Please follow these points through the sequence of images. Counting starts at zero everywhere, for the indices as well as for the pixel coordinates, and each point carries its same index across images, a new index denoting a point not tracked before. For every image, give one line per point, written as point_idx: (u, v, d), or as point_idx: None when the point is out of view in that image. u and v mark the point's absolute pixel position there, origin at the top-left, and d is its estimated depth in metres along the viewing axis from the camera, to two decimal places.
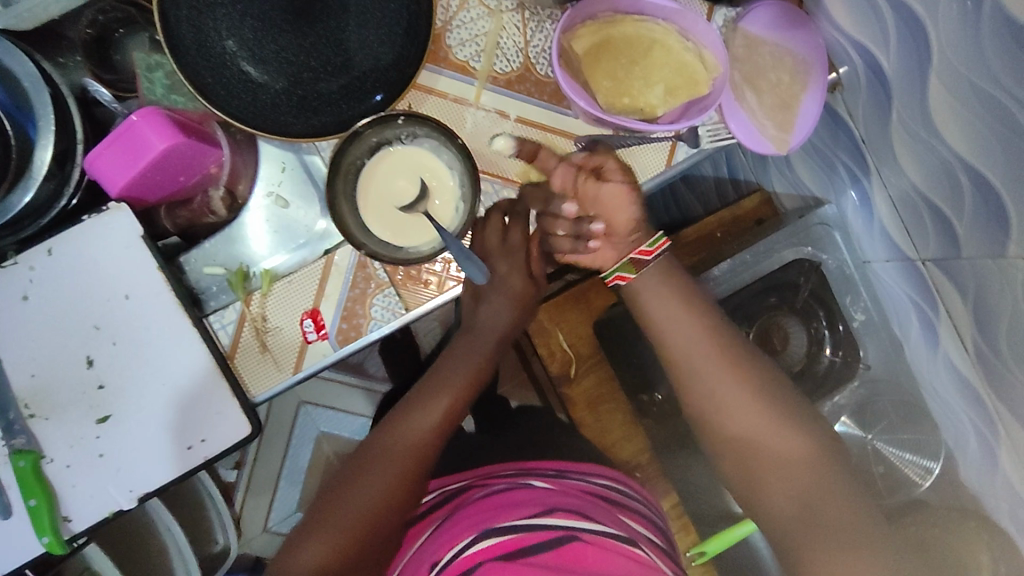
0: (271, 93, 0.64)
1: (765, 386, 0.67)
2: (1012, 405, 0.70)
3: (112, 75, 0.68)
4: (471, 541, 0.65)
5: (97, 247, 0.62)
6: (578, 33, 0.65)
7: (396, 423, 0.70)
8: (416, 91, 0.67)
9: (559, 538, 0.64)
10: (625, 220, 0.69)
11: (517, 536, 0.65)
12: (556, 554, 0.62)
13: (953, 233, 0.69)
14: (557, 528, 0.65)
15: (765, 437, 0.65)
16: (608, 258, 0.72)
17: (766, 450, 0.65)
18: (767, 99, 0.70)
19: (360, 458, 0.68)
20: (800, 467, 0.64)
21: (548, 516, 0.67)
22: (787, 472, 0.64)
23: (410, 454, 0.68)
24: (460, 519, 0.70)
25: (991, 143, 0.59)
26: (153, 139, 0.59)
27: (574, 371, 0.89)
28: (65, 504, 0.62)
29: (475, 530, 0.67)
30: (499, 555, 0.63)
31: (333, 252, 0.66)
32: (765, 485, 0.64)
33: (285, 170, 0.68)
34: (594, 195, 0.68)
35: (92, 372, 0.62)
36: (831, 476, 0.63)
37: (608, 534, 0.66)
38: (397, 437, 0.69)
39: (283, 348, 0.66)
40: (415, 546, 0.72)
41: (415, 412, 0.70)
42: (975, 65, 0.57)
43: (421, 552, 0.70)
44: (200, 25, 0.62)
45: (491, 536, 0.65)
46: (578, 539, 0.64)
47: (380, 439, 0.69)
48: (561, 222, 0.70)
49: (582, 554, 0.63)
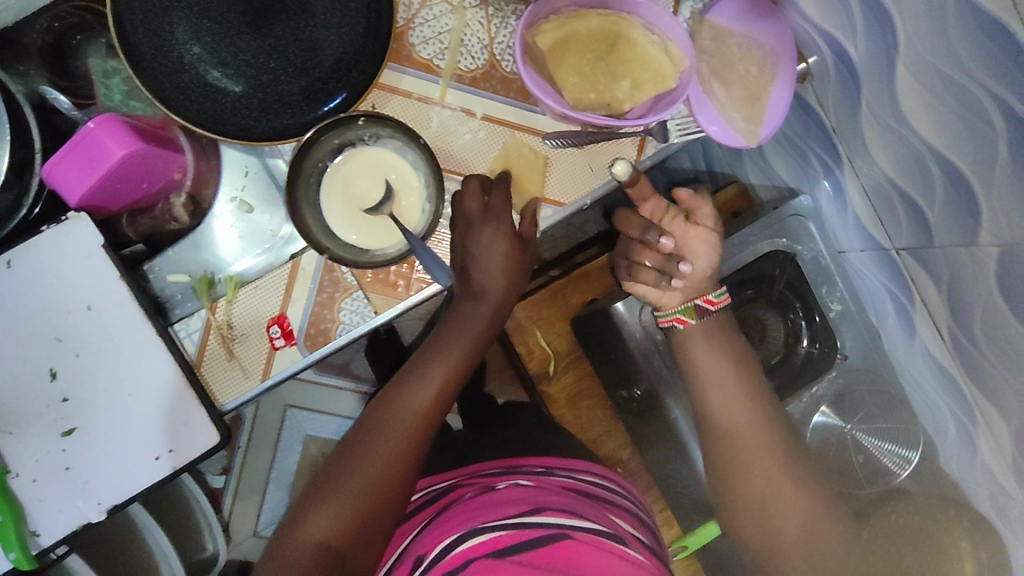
0: (230, 96, 0.63)
1: (738, 364, 0.75)
2: (989, 393, 0.70)
3: (68, 82, 0.67)
4: (457, 540, 0.62)
5: (57, 258, 0.61)
6: (542, 29, 0.64)
7: (394, 394, 0.66)
8: (379, 91, 0.66)
9: (550, 536, 0.60)
10: (706, 265, 0.75)
11: (507, 533, 0.61)
12: (546, 552, 0.59)
13: (926, 221, 0.69)
14: (551, 526, 0.62)
15: (762, 457, 0.71)
16: (674, 299, 0.76)
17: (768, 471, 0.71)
18: (735, 91, 0.69)
19: (358, 434, 0.65)
20: (796, 484, 0.70)
21: (537, 514, 0.63)
22: (786, 490, 0.70)
23: (410, 432, 0.64)
24: (447, 518, 0.67)
25: (960, 131, 0.58)
26: (111, 146, 0.58)
27: (553, 368, 0.93)
28: (34, 519, 0.61)
29: (462, 528, 0.63)
30: (490, 552, 0.59)
31: (299, 256, 0.65)
32: (771, 506, 0.70)
33: (247, 174, 0.67)
34: (683, 233, 0.75)
35: (55, 386, 0.61)
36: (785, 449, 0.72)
37: (599, 532, 0.63)
38: (396, 411, 0.65)
39: (250, 355, 0.65)
40: (402, 545, 0.69)
41: (415, 384, 0.66)
42: (941, 54, 0.56)
43: (411, 547, 0.67)
44: (156, 30, 0.61)
45: (478, 534, 0.61)
46: (570, 536, 0.61)
47: (378, 414, 0.65)
48: (651, 253, 0.76)
49: (573, 553, 0.60)
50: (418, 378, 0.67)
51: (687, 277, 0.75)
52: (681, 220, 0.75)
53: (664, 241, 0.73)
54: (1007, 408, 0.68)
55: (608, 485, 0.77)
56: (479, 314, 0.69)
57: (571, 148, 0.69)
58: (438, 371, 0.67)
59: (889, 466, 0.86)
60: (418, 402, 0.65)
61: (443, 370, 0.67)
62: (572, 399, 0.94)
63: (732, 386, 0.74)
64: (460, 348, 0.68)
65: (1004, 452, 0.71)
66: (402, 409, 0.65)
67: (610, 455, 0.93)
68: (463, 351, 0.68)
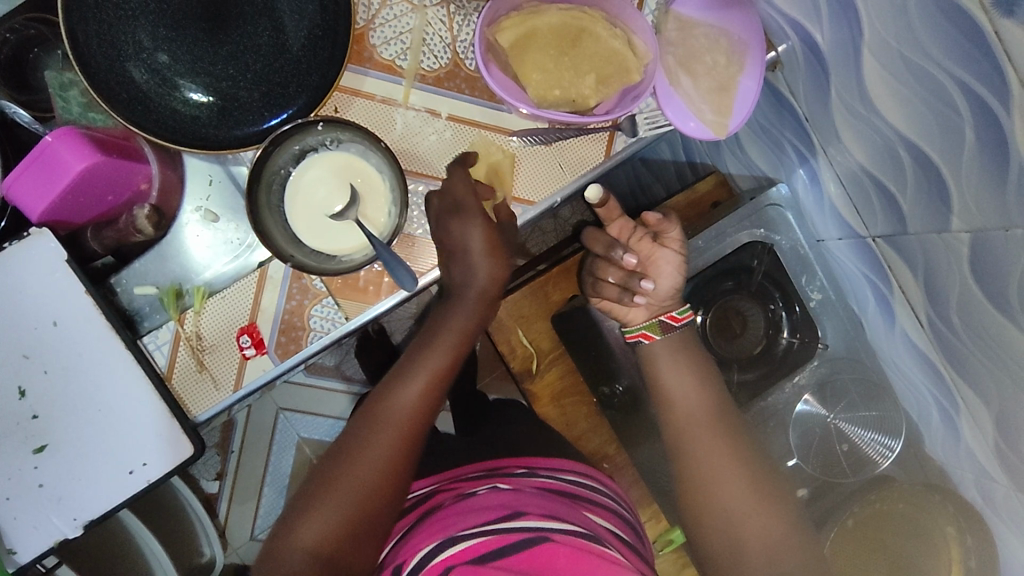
0: (190, 105, 0.62)
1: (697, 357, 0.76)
2: (968, 377, 0.70)
3: (28, 96, 0.66)
4: (437, 548, 0.62)
5: (20, 275, 0.60)
6: (502, 27, 0.63)
7: (383, 396, 0.64)
8: (342, 95, 0.66)
9: (529, 539, 0.60)
10: (671, 285, 0.76)
11: (486, 540, 0.61)
12: (524, 558, 0.59)
13: (900, 209, 0.68)
14: (529, 530, 0.61)
15: (727, 484, 0.69)
16: (639, 316, 0.78)
17: (732, 501, 0.68)
18: (703, 83, 0.68)
19: (348, 435, 0.63)
20: (762, 509, 0.68)
21: (516, 519, 0.63)
22: (754, 518, 0.67)
23: (401, 432, 0.63)
24: (429, 524, 0.67)
25: (929, 119, 0.58)
26: (70, 160, 0.57)
27: (535, 367, 0.92)
28: (9, 536, 0.61)
29: (442, 535, 0.63)
30: (470, 559, 0.59)
31: (266, 264, 0.65)
32: (740, 534, 0.67)
33: (212, 183, 0.67)
34: (650, 255, 0.77)
35: (25, 404, 0.61)
36: (736, 433, 0.72)
37: (579, 534, 0.63)
38: (385, 412, 0.63)
39: (221, 366, 0.64)
40: (384, 553, 0.69)
41: (403, 384, 0.65)
42: (905, 39, 0.55)
43: (393, 554, 0.67)
44: (112, 40, 0.60)
45: (457, 543, 0.61)
46: (548, 539, 0.60)
47: (368, 415, 0.64)
48: (614, 270, 0.77)
49: (552, 556, 0.59)
50: (406, 377, 0.65)
51: (650, 294, 0.76)
52: (647, 241, 0.77)
53: (628, 259, 0.76)
54: (987, 394, 0.68)
55: (592, 484, 0.76)
56: (466, 311, 0.67)
57: (540, 145, 0.68)
58: (425, 370, 0.65)
59: (873, 455, 0.85)
60: (407, 402, 0.64)
61: (430, 370, 0.65)
62: (557, 396, 0.92)
63: (704, 396, 0.74)
64: (446, 347, 0.67)
65: (986, 438, 0.71)
66: (391, 410, 0.63)
67: (596, 452, 0.92)
68: (450, 349, 0.67)
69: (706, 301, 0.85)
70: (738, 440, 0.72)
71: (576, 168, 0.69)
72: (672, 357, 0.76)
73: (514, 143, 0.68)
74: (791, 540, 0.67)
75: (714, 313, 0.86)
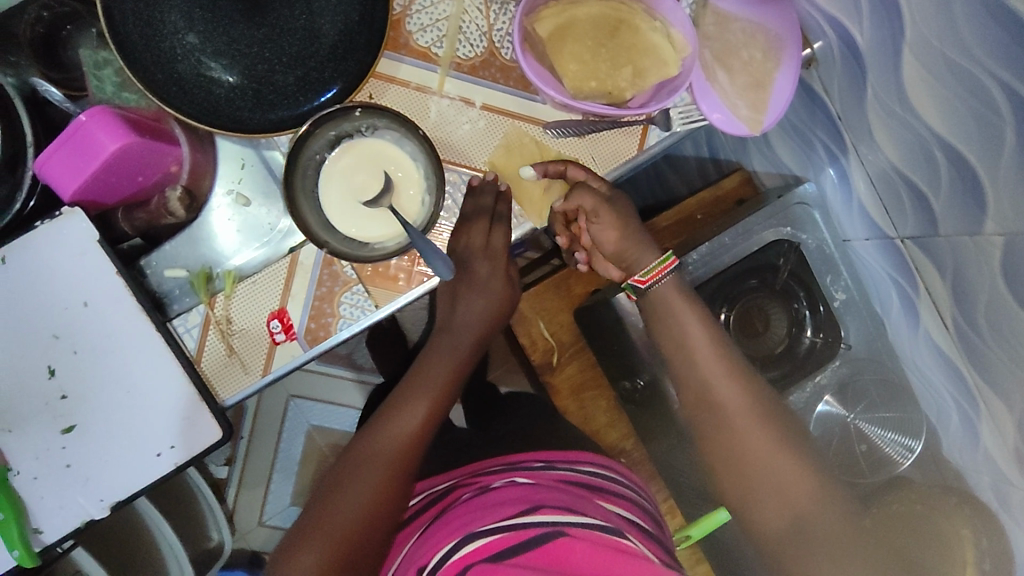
0: (224, 87, 0.61)
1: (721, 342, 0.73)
2: (992, 381, 0.70)
3: (61, 74, 0.65)
4: (456, 545, 0.62)
5: (52, 254, 0.60)
6: (541, 16, 0.63)
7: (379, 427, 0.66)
8: (377, 81, 0.65)
9: (546, 535, 0.60)
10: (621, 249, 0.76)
11: (504, 536, 0.61)
12: (540, 554, 0.59)
13: (930, 210, 0.68)
14: (546, 525, 0.61)
15: (753, 441, 0.68)
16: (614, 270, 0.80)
17: (760, 456, 0.68)
18: (740, 79, 0.68)
19: (348, 462, 0.64)
20: (790, 462, 0.67)
21: (533, 514, 0.63)
22: (783, 469, 0.67)
23: (398, 456, 0.64)
24: (448, 521, 0.67)
25: (967, 120, 0.57)
26: (104, 140, 0.57)
27: (557, 359, 0.91)
28: (35, 516, 0.61)
29: (461, 533, 0.63)
30: (488, 557, 0.59)
31: (297, 250, 0.65)
32: (770, 486, 0.67)
33: (244, 167, 0.66)
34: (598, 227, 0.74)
35: (54, 383, 0.61)
36: (756, 415, 0.69)
37: (598, 527, 0.62)
38: (386, 436, 0.65)
39: (250, 351, 0.65)
40: (404, 550, 0.69)
41: (407, 409, 0.67)
42: (950, 40, 0.55)
43: (414, 552, 0.67)
44: (148, 19, 0.59)
45: (475, 539, 0.62)
46: (564, 534, 0.60)
47: (368, 440, 0.65)
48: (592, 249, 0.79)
49: (567, 551, 0.59)
50: (402, 410, 0.67)
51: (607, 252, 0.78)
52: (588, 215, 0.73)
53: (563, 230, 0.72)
54: (1010, 398, 0.68)
55: (611, 475, 0.76)
56: (460, 341, 0.72)
57: (573, 137, 0.68)
58: (424, 397, 0.68)
59: (891, 455, 0.84)
60: (407, 426, 0.66)
61: (429, 397, 0.68)
62: (575, 390, 0.92)
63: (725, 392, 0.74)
64: (442, 376, 0.70)
65: (1006, 440, 0.71)
66: (392, 433, 0.65)
67: (614, 445, 0.92)
68: (446, 379, 0.70)
69: (731, 299, 0.85)
70: (764, 400, 0.71)
71: (609, 162, 0.69)
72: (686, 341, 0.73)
73: (548, 135, 0.68)
74: (823, 497, 0.66)
75: (736, 312, 0.86)
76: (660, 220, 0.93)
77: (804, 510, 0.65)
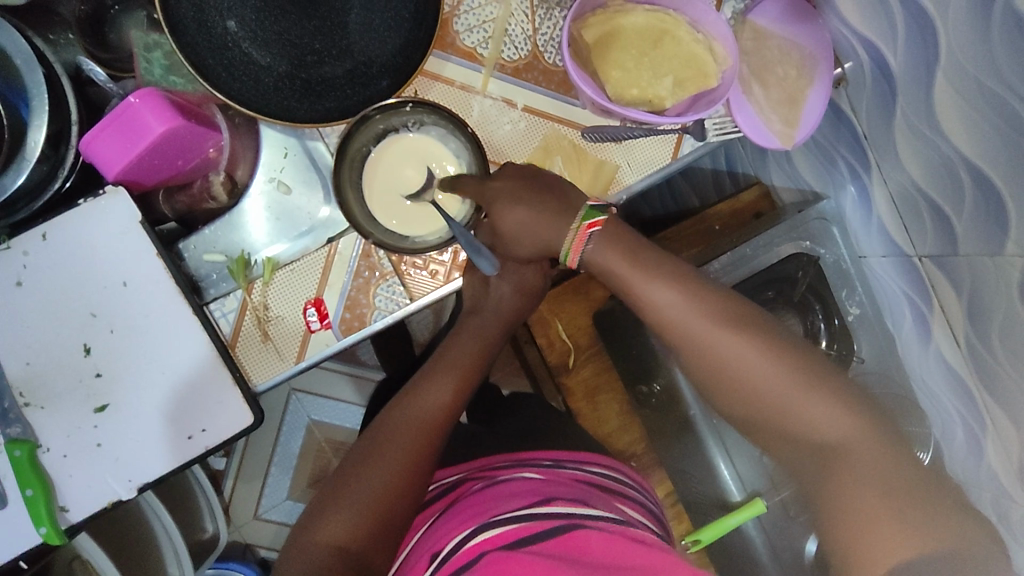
0: (273, 75, 0.62)
1: (712, 297, 0.63)
2: (1001, 398, 0.72)
3: (108, 54, 0.66)
4: (470, 533, 0.61)
5: (95, 233, 0.61)
6: (588, 22, 0.65)
7: (408, 400, 0.64)
8: (423, 78, 0.66)
9: (561, 526, 0.59)
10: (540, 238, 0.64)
11: (517, 527, 0.60)
12: (556, 543, 0.58)
13: (952, 230, 0.70)
14: (561, 517, 0.60)
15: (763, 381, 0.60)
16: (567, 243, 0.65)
17: (771, 389, 0.60)
18: (774, 93, 0.70)
19: (372, 436, 0.62)
20: (827, 411, 0.58)
21: (547, 506, 0.63)
22: (816, 416, 0.58)
23: (425, 433, 0.62)
24: (461, 510, 0.67)
25: (995, 143, 0.60)
26: (152, 122, 0.57)
27: (572, 362, 0.89)
28: (63, 494, 0.60)
29: (474, 522, 0.63)
30: (502, 545, 0.58)
31: (336, 240, 0.66)
32: (809, 436, 0.58)
33: (288, 156, 0.67)
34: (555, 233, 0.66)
35: (89, 361, 0.61)
36: (767, 371, 0.60)
37: (613, 520, 0.62)
38: (411, 416, 0.63)
39: (284, 339, 0.65)
40: (411, 542, 0.68)
41: (433, 383, 0.65)
42: (984, 67, 0.57)
43: (425, 541, 0.67)
44: (202, 5, 0.60)
45: (489, 528, 0.61)
46: (581, 526, 0.59)
47: (394, 419, 0.63)
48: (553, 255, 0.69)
49: (585, 541, 0.58)
50: (430, 386, 0.65)
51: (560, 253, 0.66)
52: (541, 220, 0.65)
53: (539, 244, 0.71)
54: (1018, 414, 0.70)
55: (617, 476, 0.76)
56: (488, 325, 0.68)
57: (610, 143, 0.70)
58: (451, 376, 0.65)
59: None
60: (434, 407, 0.64)
61: (457, 376, 0.65)
62: (590, 393, 0.89)
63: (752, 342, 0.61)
64: (470, 355, 0.67)
65: (1011, 457, 0.73)
66: (418, 414, 0.63)
67: (623, 450, 0.89)
68: (474, 360, 0.67)
69: None
70: (777, 349, 0.61)
71: (643, 168, 0.71)
72: (691, 278, 0.64)
73: (585, 140, 0.69)
74: (874, 448, 0.56)
75: None
76: (680, 228, 0.94)
77: (840, 454, 0.56)
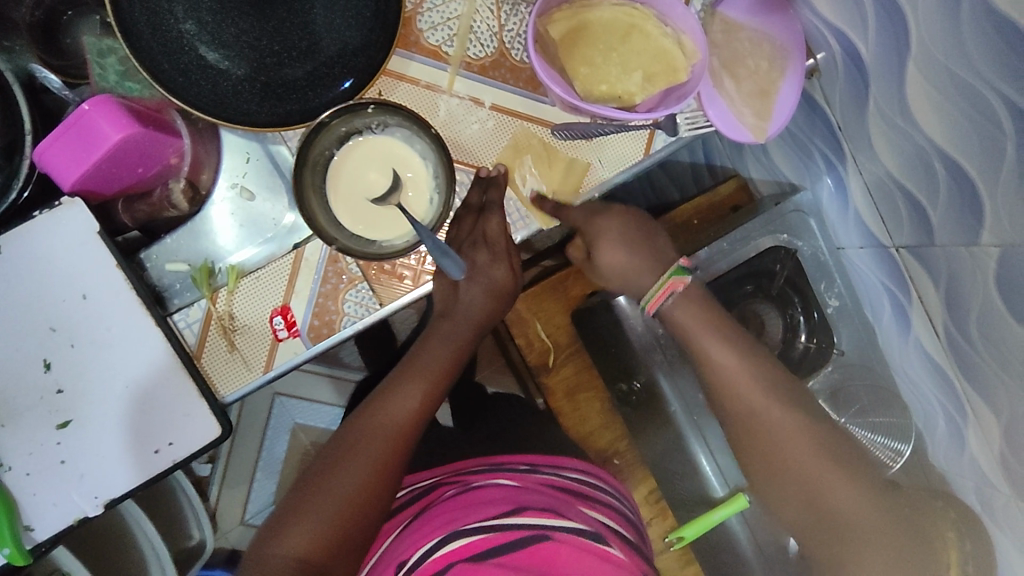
0: (231, 79, 0.60)
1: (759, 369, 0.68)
2: (980, 387, 0.71)
3: (60, 61, 0.65)
4: (439, 542, 0.61)
5: (52, 245, 0.59)
6: (553, 18, 0.63)
7: (376, 407, 0.63)
8: (387, 78, 0.65)
9: (530, 538, 0.60)
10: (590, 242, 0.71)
11: (488, 536, 0.60)
12: (525, 555, 0.58)
13: (928, 221, 0.69)
14: (530, 527, 0.61)
15: (798, 453, 0.64)
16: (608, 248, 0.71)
17: (804, 462, 0.64)
18: (745, 86, 0.69)
19: (340, 441, 0.62)
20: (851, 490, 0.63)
21: (517, 515, 0.63)
22: (843, 496, 0.63)
23: (392, 440, 0.61)
24: (430, 518, 0.66)
25: (967, 131, 0.59)
26: (107, 130, 0.55)
27: (552, 361, 0.87)
28: (27, 513, 0.59)
29: (443, 531, 0.62)
30: (470, 557, 0.59)
31: (302, 246, 0.64)
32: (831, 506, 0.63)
33: (249, 161, 0.66)
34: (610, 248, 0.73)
35: (50, 377, 0.59)
36: (804, 444, 0.65)
37: (582, 532, 0.62)
38: (380, 422, 0.62)
39: (252, 348, 0.64)
40: (380, 548, 0.67)
41: (402, 389, 0.64)
42: (955, 56, 0.56)
43: (392, 549, 0.65)
44: (155, 8, 0.58)
45: (458, 538, 0.60)
46: (549, 538, 0.60)
47: (362, 424, 0.62)
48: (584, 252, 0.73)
49: (553, 554, 0.59)
50: (399, 393, 0.64)
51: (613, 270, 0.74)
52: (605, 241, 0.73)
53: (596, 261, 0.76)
54: (998, 404, 0.69)
55: (593, 481, 0.76)
56: (461, 328, 0.67)
57: (580, 141, 0.68)
58: (421, 383, 0.65)
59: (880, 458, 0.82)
60: (402, 412, 0.63)
61: (426, 383, 0.65)
62: (570, 391, 0.88)
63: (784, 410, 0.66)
64: (442, 360, 0.66)
65: (993, 446, 0.72)
66: (385, 419, 0.62)
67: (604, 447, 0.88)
68: (445, 366, 0.66)
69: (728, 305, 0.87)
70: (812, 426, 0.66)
71: (615, 165, 0.70)
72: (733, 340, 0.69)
73: (555, 138, 0.68)
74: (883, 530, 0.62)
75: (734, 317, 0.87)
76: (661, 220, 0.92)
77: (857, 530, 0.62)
